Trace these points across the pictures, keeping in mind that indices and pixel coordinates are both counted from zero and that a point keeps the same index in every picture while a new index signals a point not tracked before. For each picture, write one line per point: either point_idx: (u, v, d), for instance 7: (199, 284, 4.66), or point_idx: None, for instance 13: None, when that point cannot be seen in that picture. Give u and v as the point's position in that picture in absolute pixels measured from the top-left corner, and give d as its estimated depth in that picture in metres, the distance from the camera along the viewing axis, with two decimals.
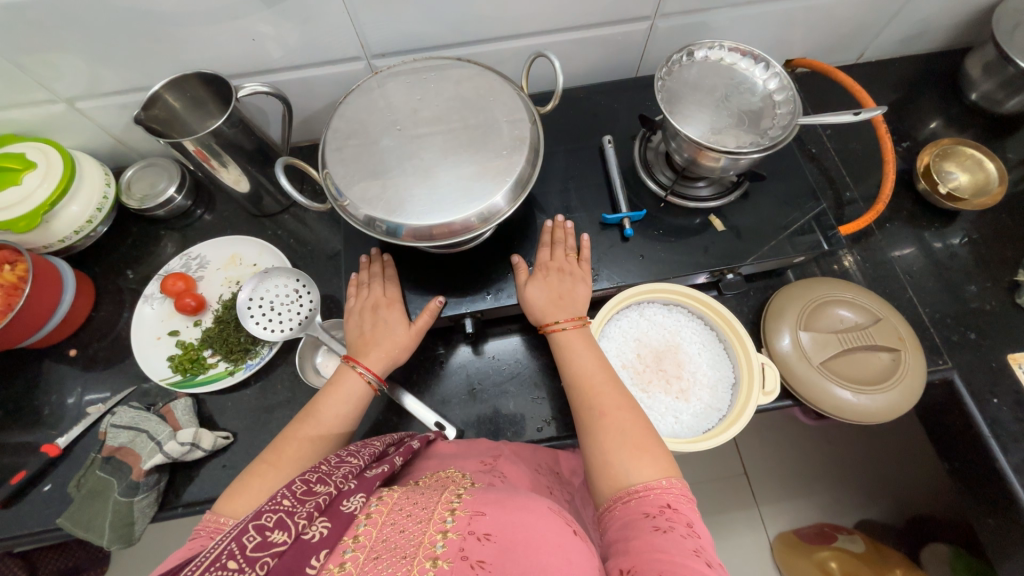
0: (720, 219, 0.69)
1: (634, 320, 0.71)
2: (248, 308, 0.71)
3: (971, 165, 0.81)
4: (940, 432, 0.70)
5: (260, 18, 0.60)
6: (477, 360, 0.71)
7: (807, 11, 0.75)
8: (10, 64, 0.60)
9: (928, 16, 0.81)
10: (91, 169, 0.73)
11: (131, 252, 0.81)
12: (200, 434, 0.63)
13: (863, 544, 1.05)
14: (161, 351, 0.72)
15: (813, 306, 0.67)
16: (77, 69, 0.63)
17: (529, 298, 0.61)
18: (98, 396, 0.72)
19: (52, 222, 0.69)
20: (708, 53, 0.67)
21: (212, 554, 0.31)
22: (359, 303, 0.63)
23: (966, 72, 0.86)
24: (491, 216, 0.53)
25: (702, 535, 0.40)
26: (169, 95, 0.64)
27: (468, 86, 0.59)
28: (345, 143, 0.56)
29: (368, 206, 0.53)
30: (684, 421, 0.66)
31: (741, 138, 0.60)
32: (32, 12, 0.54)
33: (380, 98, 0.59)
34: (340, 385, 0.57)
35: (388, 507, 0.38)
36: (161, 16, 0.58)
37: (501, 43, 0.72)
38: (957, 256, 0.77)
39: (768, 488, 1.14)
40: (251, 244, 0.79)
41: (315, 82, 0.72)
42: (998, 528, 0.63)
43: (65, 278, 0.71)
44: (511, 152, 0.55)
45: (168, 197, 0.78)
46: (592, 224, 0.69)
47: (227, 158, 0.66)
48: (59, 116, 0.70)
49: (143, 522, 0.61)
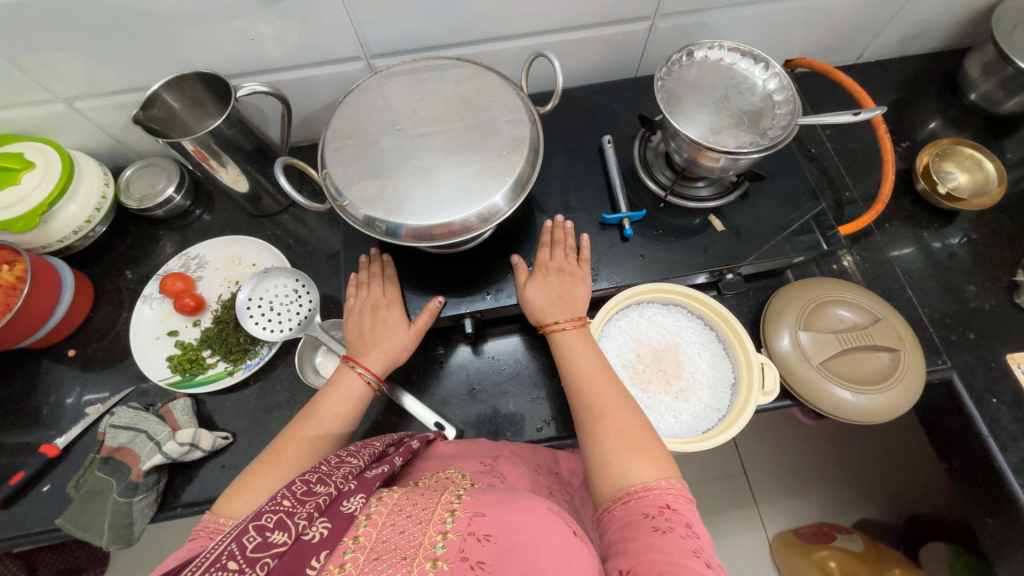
0: (720, 219, 0.69)
1: (634, 320, 0.71)
2: (248, 308, 0.70)
3: (970, 165, 0.81)
4: (939, 432, 0.70)
5: (260, 18, 0.60)
6: (477, 360, 0.71)
7: (807, 11, 0.75)
8: (8, 64, 0.60)
9: (928, 16, 0.81)
10: (90, 169, 0.73)
11: (131, 252, 0.81)
12: (199, 434, 0.63)
13: (861, 543, 1.02)
14: (161, 351, 0.72)
15: (812, 306, 0.67)
16: (76, 68, 0.63)
17: (528, 299, 0.61)
18: (97, 396, 0.71)
19: (51, 222, 0.69)
20: (707, 53, 0.67)
21: (212, 555, 0.31)
22: (359, 303, 0.63)
23: (965, 72, 0.86)
24: (491, 216, 0.53)
25: (702, 536, 0.41)
26: (168, 95, 0.64)
27: (468, 86, 0.59)
28: (345, 143, 0.56)
29: (367, 206, 0.53)
30: (683, 421, 0.66)
31: (741, 138, 0.60)
32: (31, 12, 0.54)
33: (379, 98, 0.59)
34: (340, 385, 0.57)
35: (388, 508, 0.38)
36: (160, 15, 0.57)
37: (501, 43, 0.71)
38: (956, 256, 0.77)
39: (767, 487, 1.14)
40: (251, 244, 0.79)
41: (315, 81, 0.72)
42: (996, 528, 0.63)
43: (64, 278, 0.71)
44: (511, 152, 0.55)
45: (168, 197, 0.78)
46: (592, 224, 0.69)
47: (226, 158, 0.66)
48: (57, 116, 0.70)
49: (142, 522, 0.60)
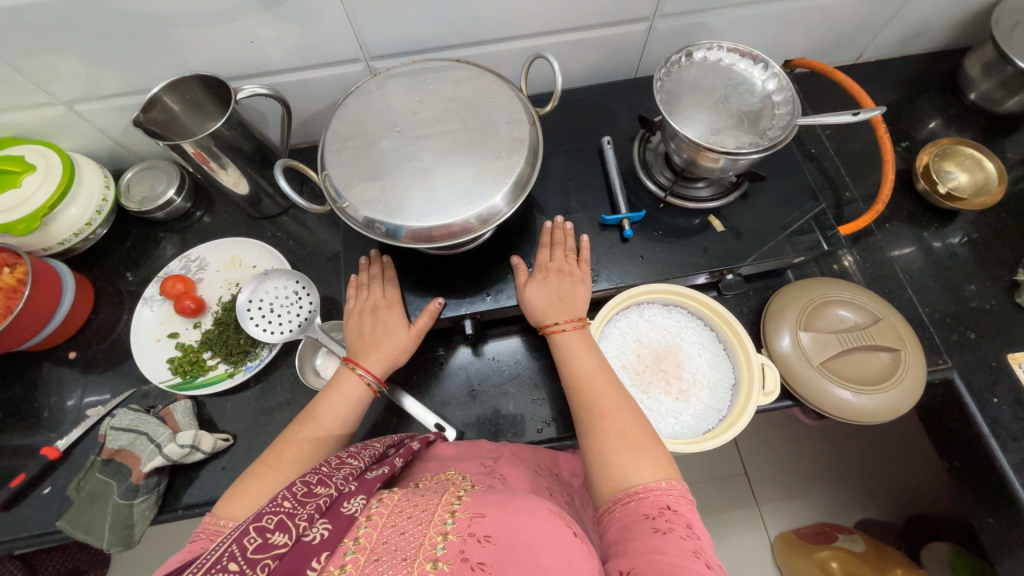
0: (720, 219, 0.69)
1: (634, 321, 0.71)
2: (248, 310, 0.71)
3: (970, 164, 0.81)
4: (939, 432, 0.70)
5: (259, 20, 0.60)
6: (477, 361, 0.71)
7: (806, 11, 0.75)
8: (8, 67, 0.60)
9: (928, 16, 0.81)
10: (91, 171, 0.73)
11: (131, 255, 0.81)
12: (200, 436, 0.63)
13: (862, 543, 1.01)
14: (162, 353, 0.72)
15: (812, 306, 0.67)
16: (76, 71, 0.63)
17: (528, 300, 0.61)
18: (98, 398, 0.72)
19: (52, 224, 0.70)
20: (707, 54, 0.67)
21: (212, 556, 0.31)
22: (359, 305, 0.63)
23: (965, 72, 0.86)
24: (491, 217, 0.53)
25: (702, 536, 0.40)
26: (169, 97, 0.64)
27: (467, 87, 0.59)
28: (344, 144, 0.56)
29: (367, 208, 0.53)
30: (684, 422, 0.66)
31: (741, 139, 0.60)
32: (31, 16, 0.54)
33: (378, 100, 0.59)
34: (340, 387, 0.57)
35: (389, 509, 0.38)
36: (160, 18, 0.58)
37: (500, 44, 0.72)
38: (956, 256, 0.77)
39: (768, 488, 1.14)
40: (251, 246, 0.79)
41: (315, 83, 0.72)
42: (997, 527, 0.63)
43: (65, 281, 0.71)
44: (511, 153, 0.55)
45: (168, 199, 0.79)
46: (592, 225, 0.69)
47: (226, 160, 0.66)
48: (58, 119, 0.70)
49: (143, 524, 0.60)
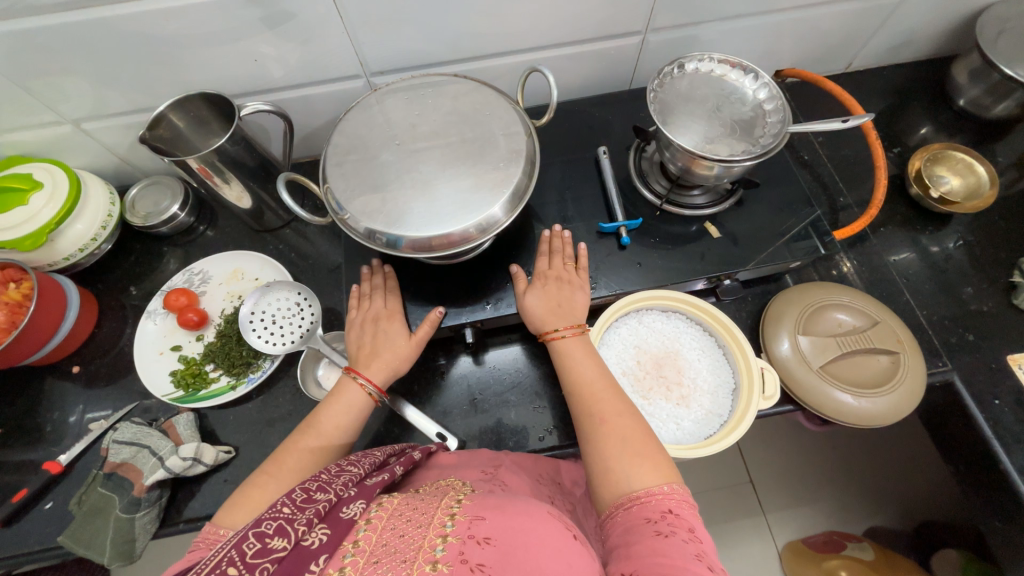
0: (716, 226, 0.70)
1: (633, 327, 0.71)
2: (250, 322, 0.71)
3: (962, 169, 0.83)
4: (943, 436, 0.70)
5: (262, 39, 0.62)
6: (478, 370, 0.72)
7: (795, 22, 0.77)
8: (17, 88, 0.62)
9: (914, 25, 0.82)
10: (96, 189, 0.74)
11: (134, 270, 0.82)
12: (201, 449, 0.63)
13: (872, 552, 1.00)
14: (164, 366, 0.73)
15: (811, 311, 0.67)
16: (84, 92, 0.65)
17: (528, 307, 0.62)
18: (100, 413, 0.72)
19: (57, 240, 0.70)
20: (698, 66, 0.68)
21: (212, 561, 0.31)
22: (360, 315, 0.64)
23: (953, 79, 0.87)
24: (490, 226, 0.54)
25: (704, 541, 0.40)
26: (173, 115, 0.66)
27: (465, 101, 0.60)
28: (345, 157, 0.57)
29: (368, 219, 0.54)
30: (684, 427, 0.66)
31: (734, 147, 0.62)
32: (39, 39, 0.56)
33: (378, 114, 0.60)
34: (340, 396, 0.57)
35: (388, 512, 0.38)
36: (164, 39, 0.59)
37: (497, 60, 0.73)
38: (952, 259, 0.78)
39: (774, 495, 1.13)
40: (253, 260, 0.80)
41: (316, 99, 0.74)
42: (1005, 531, 0.62)
43: (69, 296, 0.72)
44: (508, 163, 0.56)
45: (171, 214, 0.80)
46: (590, 233, 0.70)
47: (230, 175, 0.68)
48: (65, 137, 0.72)
49: (143, 538, 0.60)
